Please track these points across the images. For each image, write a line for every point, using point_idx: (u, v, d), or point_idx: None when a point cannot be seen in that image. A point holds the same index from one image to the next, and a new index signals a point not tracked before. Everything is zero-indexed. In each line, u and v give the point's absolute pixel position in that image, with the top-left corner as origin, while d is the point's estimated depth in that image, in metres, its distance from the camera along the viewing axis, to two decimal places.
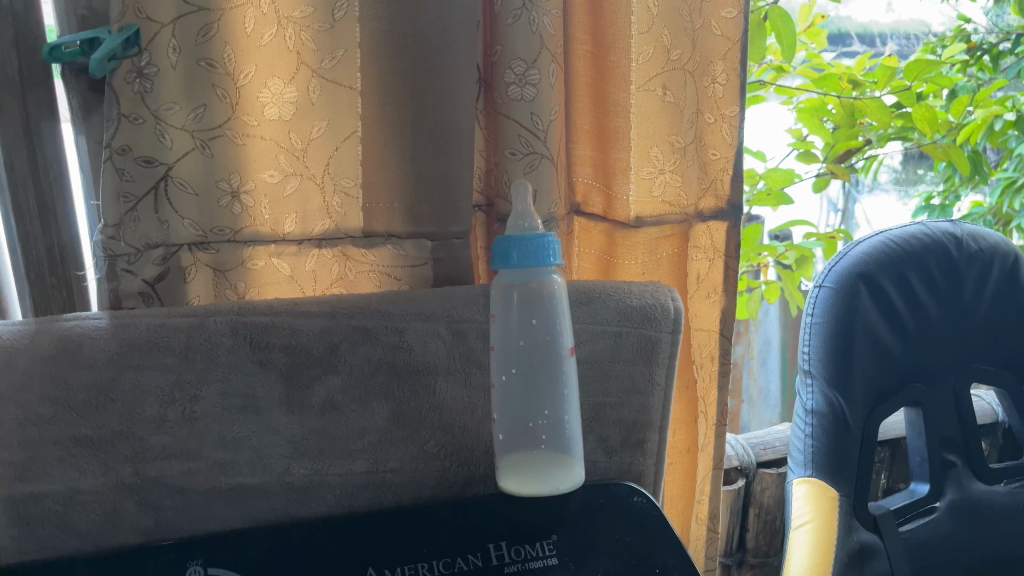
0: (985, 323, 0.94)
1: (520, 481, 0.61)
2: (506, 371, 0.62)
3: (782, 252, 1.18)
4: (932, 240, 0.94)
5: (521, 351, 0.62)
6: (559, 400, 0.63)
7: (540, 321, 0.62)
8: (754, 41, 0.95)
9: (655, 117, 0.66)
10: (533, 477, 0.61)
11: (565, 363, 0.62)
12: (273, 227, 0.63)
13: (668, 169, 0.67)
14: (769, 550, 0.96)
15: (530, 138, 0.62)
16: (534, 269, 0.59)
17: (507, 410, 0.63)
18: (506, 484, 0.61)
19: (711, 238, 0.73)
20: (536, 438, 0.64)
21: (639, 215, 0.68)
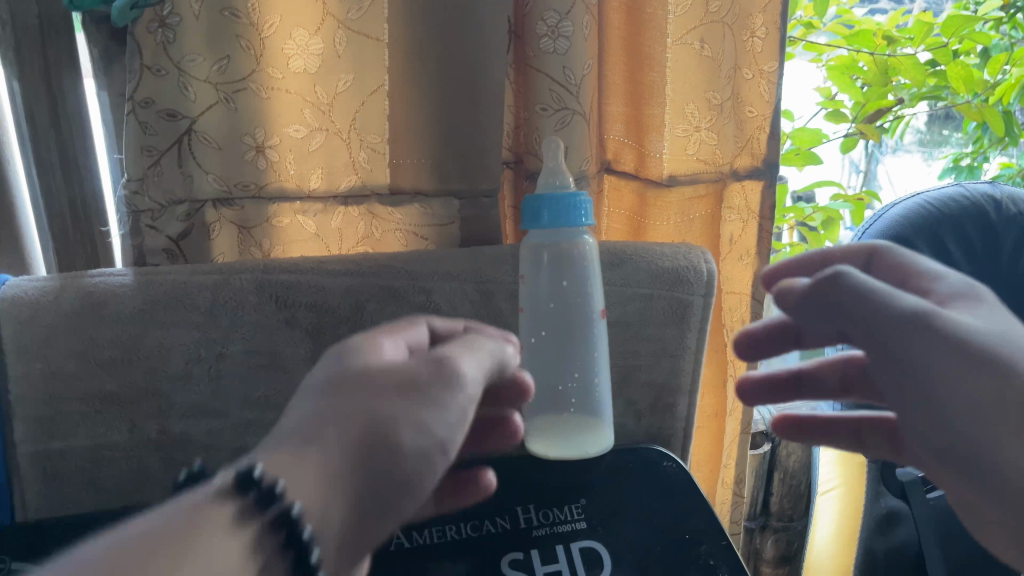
0: None
1: (547, 443, 0.61)
2: (537, 333, 0.63)
3: (809, 214, 1.15)
4: (969, 203, 0.93)
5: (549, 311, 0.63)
6: (589, 362, 0.63)
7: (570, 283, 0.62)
8: None
9: (692, 71, 0.64)
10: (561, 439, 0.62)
11: (595, 325, 0.62)
12: (298, 183, 0.61)
13: (704, 126, 0.65)
14: (794, 515, 0.95)
15: (562, 93, 0.61)
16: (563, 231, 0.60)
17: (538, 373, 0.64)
18: (534, 445, 0.62)
19: (745, 198, 0.70)
20: (566, 401, 0.65)
21: (672, 173, 0.67)
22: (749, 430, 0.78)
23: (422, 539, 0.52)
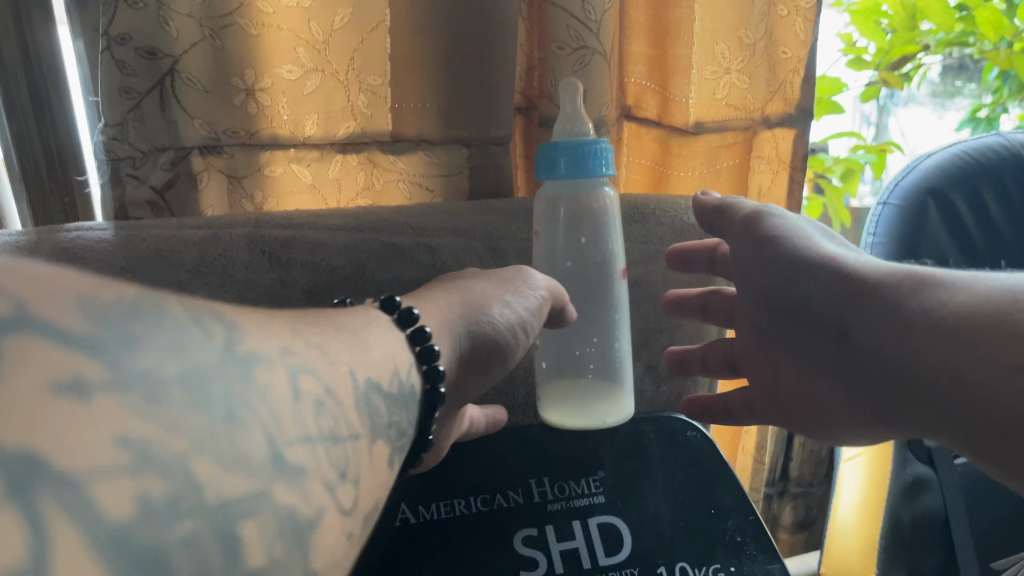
0: None
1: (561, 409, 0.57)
2: None
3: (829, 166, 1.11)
4: (1013, 153, 0.86)
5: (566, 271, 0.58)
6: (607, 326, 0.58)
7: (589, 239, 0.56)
8: None
9: (723, 7, 0.58)
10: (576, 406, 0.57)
11: (616, 285, 0.57)
12: (292, 129, 0.55)
13: (734, 69, 0.60)
14: (815, 481, 0.91)
15: (581, 31, 0.56)
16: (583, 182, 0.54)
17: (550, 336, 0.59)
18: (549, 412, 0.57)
19: (776, 147, 0.66)
20: (583, 367, 0.60)
21: (699, 120, 0.61)
22: None
23: (429, 514, 0.48)
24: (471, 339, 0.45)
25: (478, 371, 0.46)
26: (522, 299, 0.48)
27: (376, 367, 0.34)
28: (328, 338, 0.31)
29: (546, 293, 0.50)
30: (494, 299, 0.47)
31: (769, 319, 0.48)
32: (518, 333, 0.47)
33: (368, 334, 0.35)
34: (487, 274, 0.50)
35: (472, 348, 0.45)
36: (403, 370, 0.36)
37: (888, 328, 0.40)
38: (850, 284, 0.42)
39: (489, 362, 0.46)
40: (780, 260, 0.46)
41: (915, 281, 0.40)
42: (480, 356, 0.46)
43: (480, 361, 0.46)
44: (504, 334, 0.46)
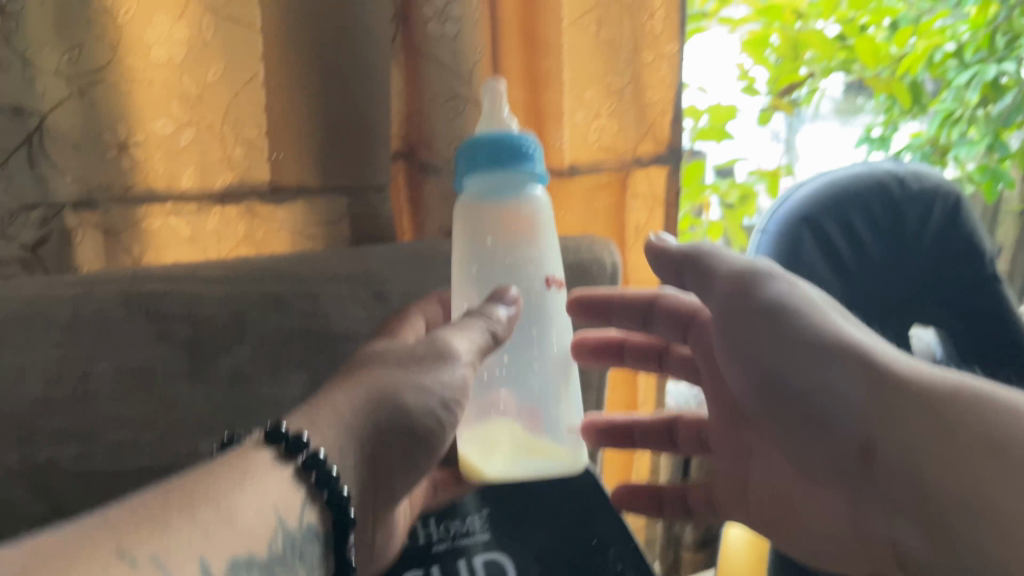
0: (925, 257, 0.96)
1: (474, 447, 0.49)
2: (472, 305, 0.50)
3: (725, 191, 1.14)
4: (875, 180, 0.93)
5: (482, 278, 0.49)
6: (535, 345, 0.50)
7: (508, 248, 0.48)
8: None
9: (589, 57, 0.61)
10: (495, 452, 0.48)
11: (532, 297, 0.49)
12: (168, 182, 0.56)
13: (604, 112, 0.64)
14: None
15: (452, 81, 0.58)
16: (495, 176, 0.46)
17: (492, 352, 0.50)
18: (462, 457, 0.50)
19: (650, 185, 0.69)
20: (494, 395, 0.50)
21: (574, 161, 0.65)
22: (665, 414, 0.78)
23: None
24: (382, 426, 0.41)
25: (409, 450, 0.43)
26: (440, 370, 0.43)
27: (246, 540, 0.33)
28: (171, 531, 0.31)
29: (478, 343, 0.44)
30: (402, 379, 0.43)
31: (760, 393, 0.43)
32: (432, 399, 0.43)
33: (241, 495, 0.35)
34: (406, 347, 0.45)
35: (387, 432, 0.42)
36: (293, 516, 0.37)
37: (944, 461, 0.34)
38: (881, 382, 0.36)
39: (419, 436, 0.43)
40: (789, 333, 0.40)
41: (977, 404, 0.35)
42: (400, 437, 0.42)
43: (404, 445, 0.43)
44: (421, 420, 0.43)
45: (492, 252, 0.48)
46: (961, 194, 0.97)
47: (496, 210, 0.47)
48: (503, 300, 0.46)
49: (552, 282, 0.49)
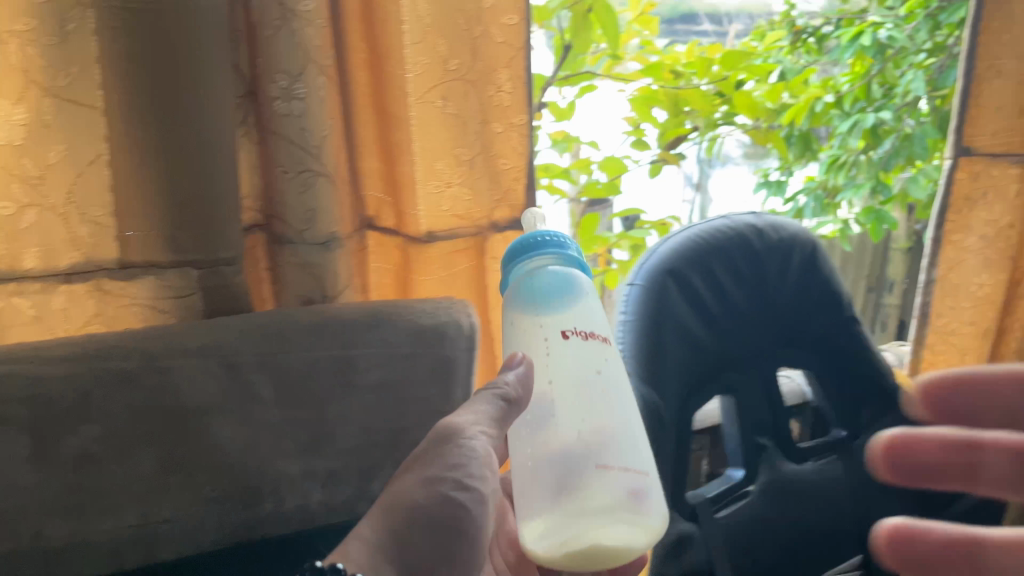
0: (788, 302, 1.01)
1: (537, 542, 0.47)
2: (548, 381, 0.51)
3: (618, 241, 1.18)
4: (735, 232, 0.98)
5: (542, 353, 0.51)
6: (555, 403, 0.50)
7: (567, 326, 0.51)
8: (581, 33, 1.03)
9: (437, 129, 0.64)
10: (559, 538, 0.46)
11: (556, 349, 0.50)
12: (10, 263, 0.57)
13: (455, 182, 0.66)
14: None
15: (302, 156, 0.59)
16: (508, 276, 0.52)
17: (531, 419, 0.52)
18: (535, 544, 0.47)
19: (509, 247, 0.72)
20: (525, 460, 0.50)
21: (430, 229, 0.66)
22: None
23: None
24: (402, 525, 0.51)
25: (445, 541, 0.52)
26: (445, 463, 0.53)
27: None
28: None
29: (476, 426, 0.53)
30: (415, 483, 0.53)
31: None
32: (443, 489, 0.52)
33: None
34: (431, 446, 0.54)
35: (414, 529, 0.52)
36: None
37: None
38: None
39: (445, 527, 0.52)
40: None
41: None
42: (426, 528, 0.52)
43: (437, 536, 0.52)
44: (437, 504, 0.52)
45: (524, 343, 0.52)
46: (817, 242, 1.03)
47: (522, 301, 0.51)
48: (504, 370, 0.52)
49: (570, 333, 0.50)
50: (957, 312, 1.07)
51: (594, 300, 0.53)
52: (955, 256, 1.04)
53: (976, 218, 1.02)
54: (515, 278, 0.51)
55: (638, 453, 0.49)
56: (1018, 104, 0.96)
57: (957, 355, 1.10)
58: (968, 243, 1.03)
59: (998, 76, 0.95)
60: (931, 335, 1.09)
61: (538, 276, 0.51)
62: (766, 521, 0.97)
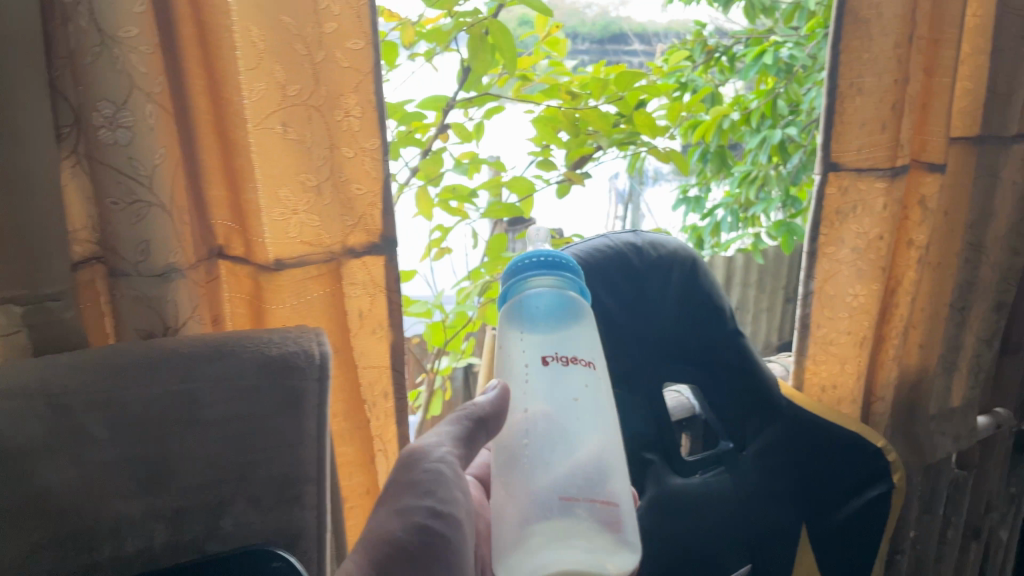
0: (671, 318, 1.02)
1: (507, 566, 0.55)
2: (526, 405, 0.60)
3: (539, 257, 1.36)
4: (614, 251, 0.98)
5: (524, 376, 0.61)
6: (530, 425, 0.59)
7: (545, 349, 0.60)
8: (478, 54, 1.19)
9: (279, 156, 0.63)
10: (526, 555, 0.54)
11: (534, 371, 0.60)
12: None
13: (302, 209, 0.65)
14: None
15: (131, 186, 0.57)
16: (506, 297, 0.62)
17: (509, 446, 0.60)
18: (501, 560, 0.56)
19: (368, 273, 0.71)
20: (502, 489, 0.59)
21: (278, 257, 0.65)
22: None
23: None
24: (385, 551, 0.56)
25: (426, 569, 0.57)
26: (418, 489, 0.60)
27: None
28: None
29: (441, 455, 0.62)
30: (391, 512, 0.59)
31: None
32: (417, 517, 0.58)
33: None
34: (403, 483, 0.61)
35: (399, 554, 0.56)
36: None
37: None
38: None
39: (428, 547, 0.57)
40: None
41: None
42: (411, 549, 0.56)
43: (421, 560, 0.56)
44: (408, 532, 0.57)
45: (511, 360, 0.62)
46: (697, 257, 1.05)
47: (515, 319, 0.62)
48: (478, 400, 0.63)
49: (550, 358, 0.60)
50: (835, 322, 1.10)
51: (580, 333, 0.63)
52: (829, 268, 1.08)
53: (847, 230, 1.06)
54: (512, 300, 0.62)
55: (607, 487, 0.58)
56: (880, 118, 0.99)
57: (837, 363, 1.13)
58: (841, 256, 1.07)
59: (859, 93, 0.98)
60: (811, 344, 1.12)
61: (530, 296, 0.61)
62: (654, 540, 0.97)
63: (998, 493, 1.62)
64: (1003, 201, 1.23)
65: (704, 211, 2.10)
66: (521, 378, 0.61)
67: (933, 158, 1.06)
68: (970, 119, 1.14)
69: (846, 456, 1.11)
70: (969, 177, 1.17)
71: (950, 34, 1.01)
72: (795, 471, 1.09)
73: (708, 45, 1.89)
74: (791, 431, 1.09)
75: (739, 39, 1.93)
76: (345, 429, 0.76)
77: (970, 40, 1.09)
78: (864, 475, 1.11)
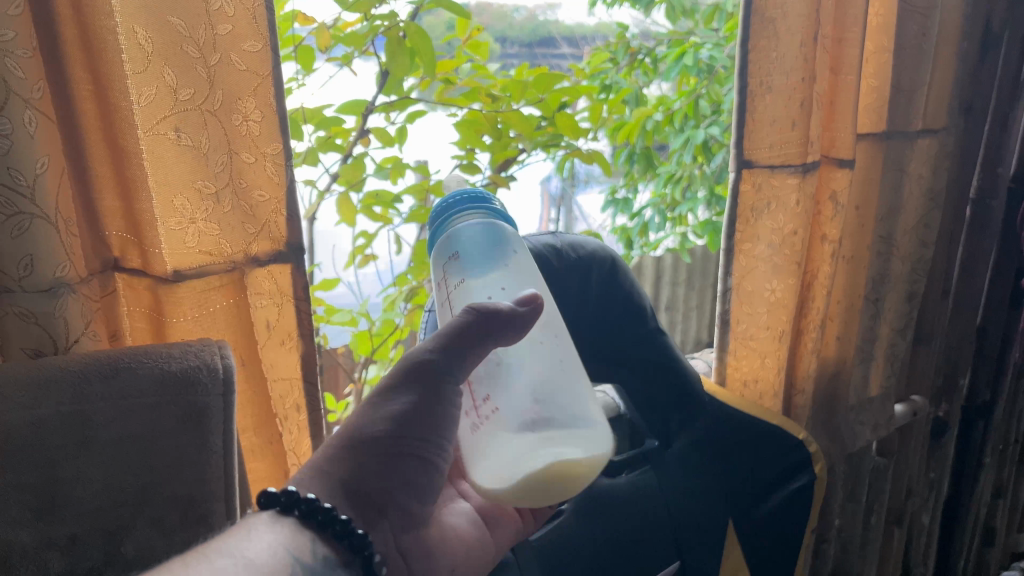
0: (594, 313, 1.03)
1: (493, 470, 0.59)
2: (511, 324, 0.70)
3: None
4: (533, 252, 0.97)
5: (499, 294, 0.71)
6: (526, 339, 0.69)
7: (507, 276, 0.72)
8: (394, 60, 1.16)
9: (173, 163, 0.60)
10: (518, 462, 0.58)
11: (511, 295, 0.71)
12: None
13: (200, 218, 0.63)
14: None
15: (11, 197, 0.54)
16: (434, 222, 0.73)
17: (487, 381, 0.67)
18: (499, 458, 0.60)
19: (274, 282, 0.69)
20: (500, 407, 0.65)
21: (177, 268, 0.63)
22: None
23: None
24: (360, 454, 0.65)
25: (400, 465, 0.66)
26: (395, 395, 0.66)
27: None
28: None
29: (424, 356, 0.64)
30: (368, 413, 0.66)
31: None
32: (387, 419, 0.65)
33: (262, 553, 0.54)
34: (388, 383, 0.66)
35: (370, 456, 0.65)
36: (299, 551, 0.57)
37: None
38: None
39: (397, 449, 0.65)
40: None
41: None
42: (381, 453, 0.65)
43: (389, 460, 0.65)
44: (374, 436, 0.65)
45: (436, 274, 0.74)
46: (616, 255, 1.05)
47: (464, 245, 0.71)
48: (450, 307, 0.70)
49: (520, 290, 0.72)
50: (753, 317, 1.12)
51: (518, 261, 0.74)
52: (746, 264, 1.09)
53: (762, 227, 1.07)
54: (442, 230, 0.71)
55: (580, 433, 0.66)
56: (790, 116, 1.01)
57: (757, 358, 1.15)
58: (758, 252, 1.08)
59: (769, 91, 0.99)
60: (731, 341, 1.13)
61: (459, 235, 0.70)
62: (578, 542, 0.97)
63: (918, 478, 1.67)
64: (910, 194, 1.27)
65: (633, 212, 2.12)
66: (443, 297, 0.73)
67: (843, 154, 1.09)
68: (876, 116, 1.17)
69: (764, 447, 1.12)
70: (877, 172, 1.20)
71: (854, 33, 1.03)
72: (718, 465, 1.10)
73: (631, 47, 1.89)
74: (714, 426, 1.10)
75: (662, 40, 1.95)
76: (255, 444, 0.73)
77: (873, 38, 1.12)
78: (786, 467, 1.12)
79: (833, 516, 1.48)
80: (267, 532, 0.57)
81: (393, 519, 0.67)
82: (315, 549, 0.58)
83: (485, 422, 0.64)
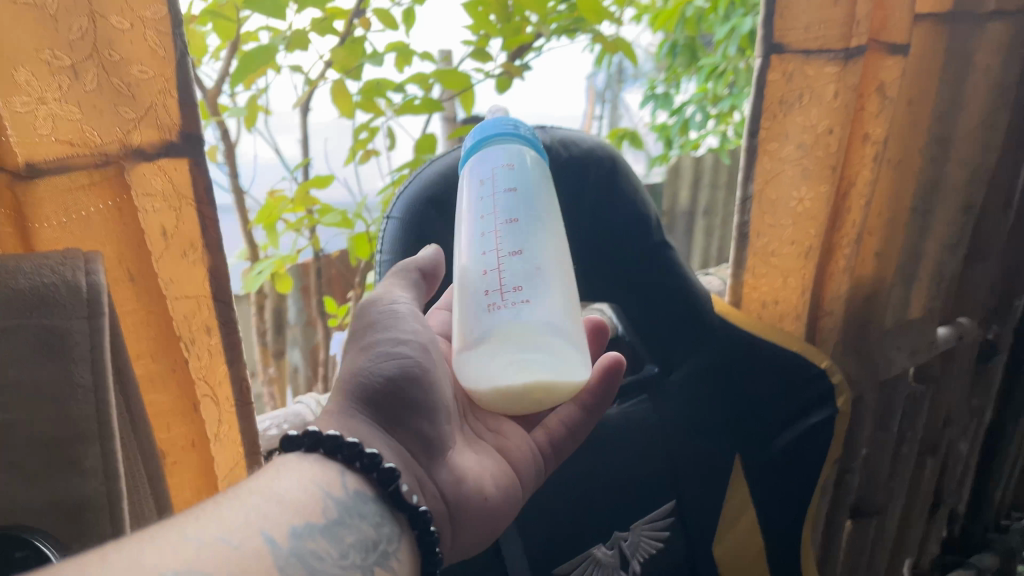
0: (589, 223, 0.90)
1: (482, 369, 0.62)
2: (521, 250, 0.67)
3: None
4: None
5: (507, 224, 0.68)
6: (537, 266, 0.67)
7: (511, 204, 0.69)
8: None
9: (9, 26, 0.47)
10: (503, 368, 0.61)
11: (519, 218, 0.69)
12: None
13: (52, 97, 0.50)
14: None
15: None
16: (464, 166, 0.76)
17: (514, 265, 0.66)
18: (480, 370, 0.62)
19: (167, 180, 0.56)
20: (520, 299, 0.64)
21: (31, 161, 0.51)
22: (256, 448, 0.68)
23: None
24: (378, 381, 0.62)
25: (413, 392, 0.63)
26: (383, 331, 0.65)
27: (304, 515, 0.46)
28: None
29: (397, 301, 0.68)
30: (358, 352, 0.64)
31: None
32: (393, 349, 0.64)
33: (290, 491, 0.48)
34: (372, 324, 0.66)
35: (383, 386, 0.62)
36: (334, 489, 0.51)
37: None
38: None
39: (410, 374, 0.63)
40: None
41: None
42: (393, 383, 0.62)
43: (405, 385, 0.63)
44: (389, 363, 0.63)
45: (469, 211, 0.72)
46: (618, 155, 0.91)
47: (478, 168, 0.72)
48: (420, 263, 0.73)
49: (519, 218, 0.69)
50: (777, 231, 0.97)
51: (537, 191, 0.72)
52: (771, 168, 0.94)
53: (792, 124, 0.91)
54: (483, 145, 0.73)
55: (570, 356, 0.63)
56: None
57: (779, 277, 1.01)
58: (785, 153, 0.93)
59: None
60: (750, 257, 1.00)
61: (499, 150, 0.72)
62: (559, 479, 0.87)
63: (958, 406, 1.54)
64: (976, 89, 1.08)
65: (674, 109, 1.98)
66: (487, 208, 0.70)
67: (896, 38, 0.90)
68: None
69: (783, 380, 0.99)
70: (940, 62, 1.01)
71: None
72: (722, 395, 0.98)
73: None
74: (725, 352, 0.97)
75: None
76: (155, 372, 0.62)
77: None
78: (804, 402, 1.00)
79: (859, 443, 1.37)
80: (294, 472, 0.50)
81: (422, 452, 0.64)
82: (345, 484, 0.52)
83: (502, 299, 0.64)
